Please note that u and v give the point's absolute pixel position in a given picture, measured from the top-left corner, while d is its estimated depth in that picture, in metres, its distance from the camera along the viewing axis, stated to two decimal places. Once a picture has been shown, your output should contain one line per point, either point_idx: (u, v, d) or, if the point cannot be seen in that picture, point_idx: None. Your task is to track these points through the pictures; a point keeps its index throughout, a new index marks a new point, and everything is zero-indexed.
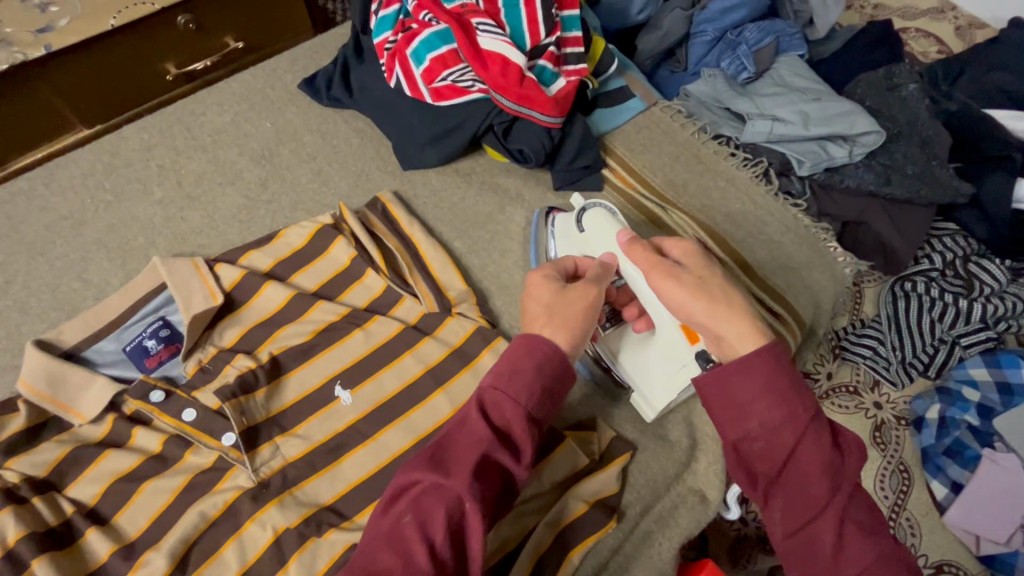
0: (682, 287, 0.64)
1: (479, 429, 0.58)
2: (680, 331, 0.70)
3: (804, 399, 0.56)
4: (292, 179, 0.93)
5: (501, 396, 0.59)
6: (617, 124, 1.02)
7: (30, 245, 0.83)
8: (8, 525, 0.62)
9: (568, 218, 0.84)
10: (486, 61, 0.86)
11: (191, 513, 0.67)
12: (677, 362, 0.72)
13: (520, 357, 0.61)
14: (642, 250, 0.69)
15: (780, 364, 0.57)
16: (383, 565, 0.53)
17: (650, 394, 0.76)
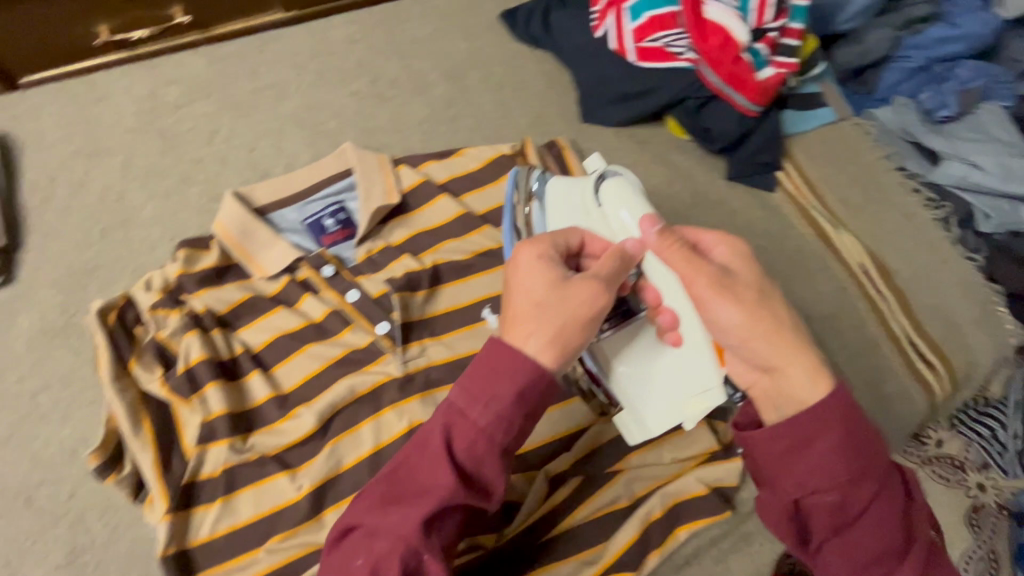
0: (738, 303, 0.53)
1: (442, 472, 0.48)
2: (711, 351, 0.59)
3: (875, 455, 0.49)
4: (475, 104, 0.93)
5: (471, 426, 0.48)
6: (801, 129, 0.97)
7: (236, 103, 0.87)
8: (193, 347, 0.68)
9: (581, 183, 0.68)
10: (706, 31, 0.84)
11: (341, 384, 0.70)
12: (697, 383, 0.61)
13: (500, 378, 0.49)
14: (677, 247, 0.55)
15: (855, 414, 0.50)
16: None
17: (650, 417, 0.64)
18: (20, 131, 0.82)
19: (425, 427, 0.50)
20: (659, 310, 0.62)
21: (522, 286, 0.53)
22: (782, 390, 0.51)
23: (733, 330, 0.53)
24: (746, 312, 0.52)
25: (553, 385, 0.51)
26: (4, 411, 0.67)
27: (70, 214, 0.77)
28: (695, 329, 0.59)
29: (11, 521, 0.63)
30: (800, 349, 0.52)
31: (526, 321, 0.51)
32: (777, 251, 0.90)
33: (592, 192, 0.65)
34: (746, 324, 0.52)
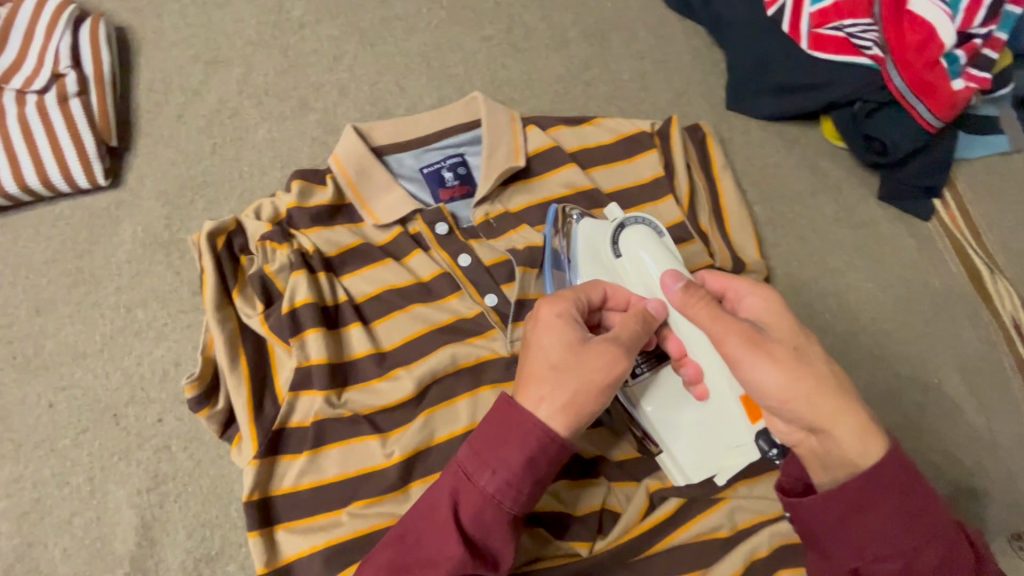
0: (776, 363, 0.48)
1: (449, 543, 0.46)
2: (740, 405, 0.56)
3: (939, 520, 0.45)
4: (613, 71, 0.85)
5: (477, 493, 0.46)
6: (970, 155, 0.85)
7: (363, 31, 0.80)
8: (300, 288, 0.63)
9: (600, 226, 0.64)
10: (904, 28, 0.74)
11: (445, 352, 0.64)
12: (730, 437, 0.58)
13: (507, 445, 0.46)
14: (704, 303, 0.52)
15: (911, 477, 0.45)
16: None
17: (686, 465, 0.61)
18: (139, 25, 0.76)
19: (431, 494, 0.48)
20: (683, 361, 0.59)
21: (540, 344, 0.51)
22: (830, 452, 0.46)
23: (772, 391, 0.48)
24: (785, 373, 0.48)
25: (565, 452, 0.48)
26: (99, 320, 0.63)
27: (182, 124, 0.72)
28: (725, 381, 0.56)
29: (97, 436, 0.60)
30: (847, 408, 0.47)
31: (544, 380, 0.49)
32: (923, 287, 0.81)
33: (611, 241, 0.62)
34: (786, 384, 0.48)
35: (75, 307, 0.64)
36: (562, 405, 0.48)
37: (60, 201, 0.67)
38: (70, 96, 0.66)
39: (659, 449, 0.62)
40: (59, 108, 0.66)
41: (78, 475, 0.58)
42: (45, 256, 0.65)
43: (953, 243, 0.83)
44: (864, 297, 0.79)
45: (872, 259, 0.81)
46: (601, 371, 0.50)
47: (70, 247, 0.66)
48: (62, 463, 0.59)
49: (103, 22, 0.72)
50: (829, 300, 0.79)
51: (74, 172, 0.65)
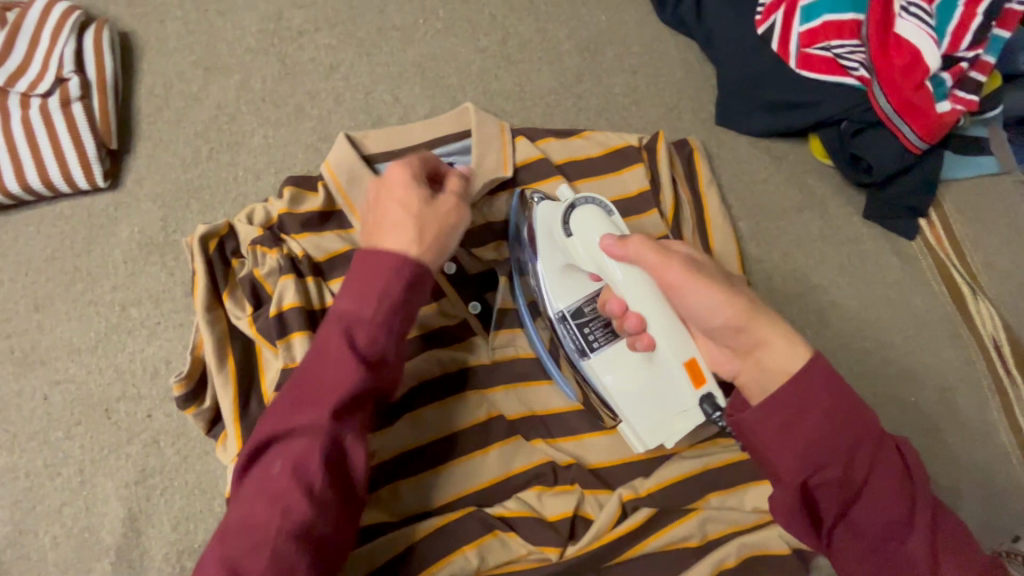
0: (715, 286, 0.53)
1: (345, 364, 0.49)
2: (685, 370, 0.59)
3: (864, 419, 0.48)
4: (605, 84, 0.86)
5: (364, 319, 0.50)
6: (957, 176, 0.86)
7: (360, 40, 0.82)
8: (288, 292, 0.64)
9: (551, 207, 0.64)
10: (890, 51, 0.75)
11: (430, 357, 0.68)
12: (676, 404, 0.61)
13: (382, 271, 0.51)
14: (642, 238, 0.57)
15: (837, 382, 0.48)
16: (254, 520, 0.46)
17: (640, 430, 0.63)
18: (143, 31, 0.78)
19: (322, 336, 0.51)
20: (626, 315, 0.60)
21: (390, 197, 0.57)
22: (766, 365, 0.50)
23: (716, 315, 0.52)
24: (723, 295, 0.52)
25: (434, 274, 0.55)
26: (94, 317, 0.66)
27: (180, 128, 0.74)
28: (674, 340, 0.59)
29: (89, 429, 0.62)
30: (774, 320, 0.52)
31: (399, 224, 0.54)
32: (906, 306, 0.81)
33: (562, 221, 0.62)
34: (728, 303, 0.52)
35: (71, 304, 0.66)
36: (420, 242, 0.54)
37: (61, 201, 0.69)
38: (72, 101, 0.69)
39: (620, 420, 0.65)
40: (62, 111, 0.68)
41: (69, 466, 0.61)
42: (45, 254, 0.68)
43: (937, 262, 0.84)
44: (846, 313, 0.80)
45: (855, 276, 0.82)
46: (449, 218, 0.57)
47: (69, 246, 0.68)
48: (55, 454, 0.61)
49: (107, 28, 0.74)
50: (810, 315, 0.80)
51: (74, 174, 0.68)
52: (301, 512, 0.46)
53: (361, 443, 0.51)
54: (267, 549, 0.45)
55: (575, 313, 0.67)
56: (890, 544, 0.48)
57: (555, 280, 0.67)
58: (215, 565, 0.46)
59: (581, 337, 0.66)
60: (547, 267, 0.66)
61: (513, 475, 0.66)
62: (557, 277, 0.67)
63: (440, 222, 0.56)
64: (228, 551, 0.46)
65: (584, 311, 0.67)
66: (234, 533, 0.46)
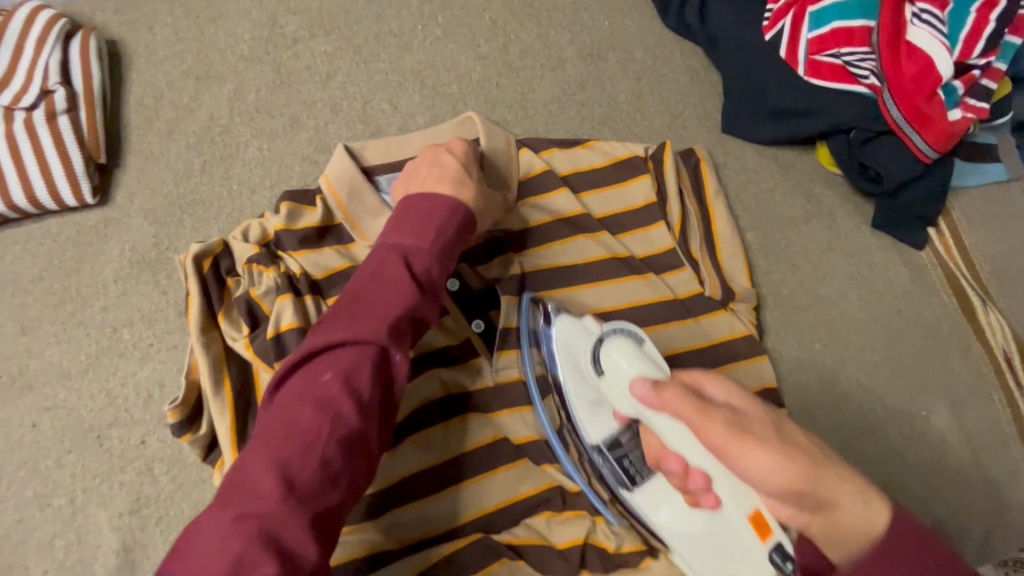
0: (767, 448, 0.46)
1: (402, 281, 0.53)
2: (749, 523, 0.54)
3: None
4: (609, 92, 0.84)
5: (419, 248, 0.57)
6: (965, 184, 0.84)
7: (357, 48, 0.80)
8: (286, 312, 0.62)
9: (581, 340, 0.63)
10: (901, 59, 0.73)
11: (433, 378, 0.66)
12: (740, 555, 0.56)
13: (435, 210, 0.59)
14: (676, 394, 0.51)
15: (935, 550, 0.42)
16: (302, 423, 0.45)
17: (700, 570, 0.59)
18: (131, 39, 0.75)
19: (379, 264, 0.55)
20: (688, 474, 0.55)
21: (448, 156, 0.66)
22: (841, 528, 0.45)
23: (774, 479, 0.46)
24: (776, 456, 0.45)
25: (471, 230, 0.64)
26: (84, 340, 0.63)
27: (172, 141, 0.72)
28: (734, 493, 0.54)
29: (80, 457, 0.60)
30: (844, 478, 0.45)
31: (456, 181, 0.64)
32: (915, 317, 0.80)
33: (592, 359, 0.61)
34: (784, 468, 0.45)
35: (60, 326, 0.64)
36: (472, 198, 0.63)
37: (48, 217, 0.67)
38: (58, 113, 0.66)
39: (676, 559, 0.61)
40: (48, 125, 0.65)
41: (60, 496, 0.58)
42: (33, 273, 0.65)
43: (946, 272, 0.82)
44: (855, 326, 0.79)
45: (864, 287, 0.81)
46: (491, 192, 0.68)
47: (57, 265, 0.66)
48: (45, 484, 0.59)
49: (94, 36, 0.71)
50: (819, 328, 0.78)
51: (62, 190, 0.65)
52: (352, 418, 0.46)
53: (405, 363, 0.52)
54: (317, 449, 0.44)
55: (611, 446, 0.63)
56: None
57: (588, 415, 0.64)
58: (256, 469, 0.43)
59: (620, 470, 0.63)
60: (581, 402, 0.64)
61: (521, 500, 0.65)
62: (590, 412, 0.64)
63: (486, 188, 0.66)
64: (273, 451, 0.43)
65: (621, 444, 0.63)
66: (277, 438, 0.44)
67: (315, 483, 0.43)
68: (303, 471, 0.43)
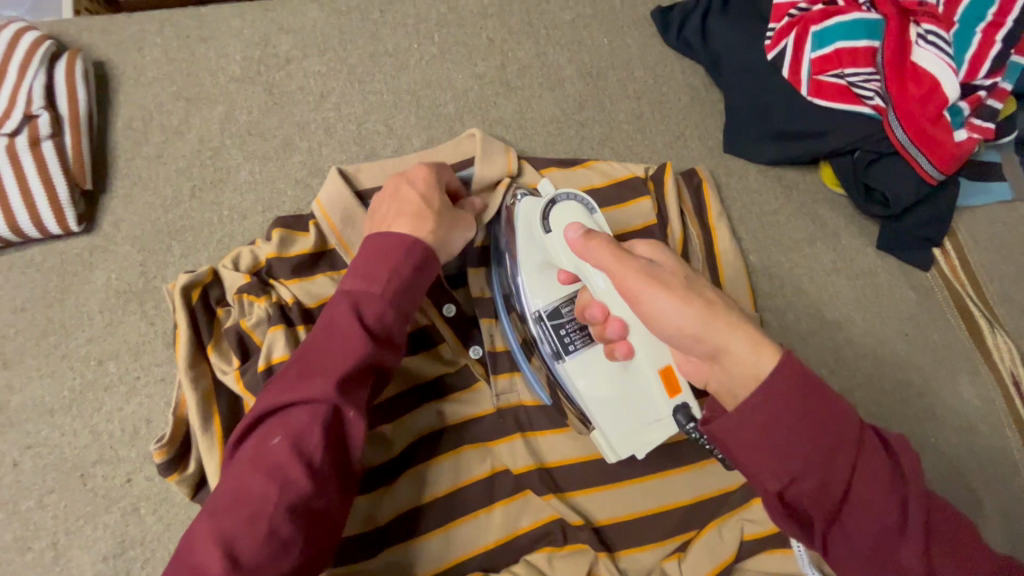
0: (672, 292, 0.48)
1: (354, 334, 0.52)
2: (660, 379, 0.59)
3: (834, 411, 0.43)
4: (609, 111, 0.83)
5: (373, 293, 0.54)
6: (970, 204, 0.82)
7: (351, 68, 0.78)
8: (277, 344, 0.60)
9: (533, 203, 0.64)
10: (907, 80, 0.72)
11: (429, 410, 0.65)
12: (651, 411, 0.61)
13: (392, 250, 0.57)
14: (602, 243, 0.53)
15: (799, 377, 0.43)
16: (250, 494, 0.46)
17: (611, 435, 0.61)
18: (119, 60, 0.73)
19: (331, 313, 0.53)
20: (608, 322, 0.59)
21: (409, 189, 0.62)
22: (732, 373, 0.46)
23: (675, 322, 0.48)
24: (681, 302, 0.47)
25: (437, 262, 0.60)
26: (68, 373, 0.61)
27: (160, 164, 0.70)
28: (648, 347, 0.59)
29: (63, 497, 0.57)
30: (737, 326, 0.46)
31: (415, 216, 0.60)
32: (921, 340, 0.78)
33: (541, 217, 0.62)
34: (684, 312, 0.47)
35: (44, 358, 0.61)
36: (431, 232, 0.60)
37: (32, 246, 0.65)
38: (42, 139, 0.64)
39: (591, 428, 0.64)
40: (31, 151, 0.63)
41: (42, 539, 0.56)
42: (15, 304, 0.63)
43: (952, 294, 0.81)
44: (861, 350, 0.77)
45: (870, 311, 0.79)
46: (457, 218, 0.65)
47: (41, 295, 0.64)
48: (25, 526, 0.56)
49: (81, 58, 0.69)
50: (824, 352, 0.77)
51: (45, 218, 0.63)
52: (301, 485, 0.47)
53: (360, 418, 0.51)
54: (264, 521, 0.45)
55: (552, 313, 0.65)
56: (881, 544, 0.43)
57: (531, 282, 0.65)
58: (206, 541, 0.44)
59: (557, 339, 0.64)
60: (526, 265, 0.65)
61: (521, 534, 0.63)
62: (535, 277, 0.65)
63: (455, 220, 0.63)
64: (223, 523, 0.44)
65: (561, 313, 0.65)
66: (226, 510, 0.45)
67: (263, 556, 0.44)
68: (252, 543, 0.44)
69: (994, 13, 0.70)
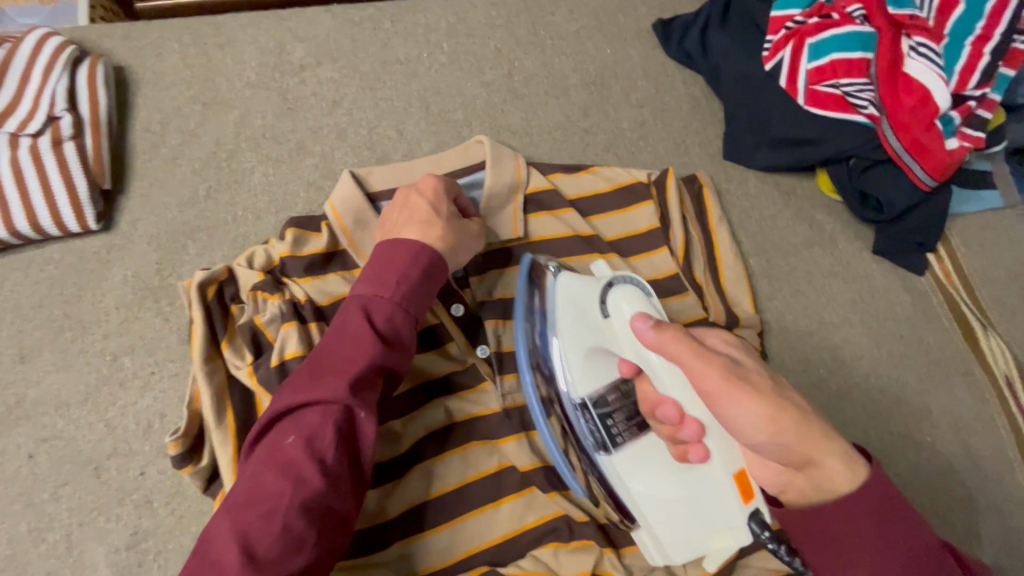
0: (761, 398, 0.50)
1: (365, 338, 0.54)
2: (733, 483, 0.54)
3: (913, 542, 0.48)
4: (612, 119, 0.85)
5: (383, 299, 0.57)
6: (961, 211, 0.84)
7: (363, 75, 0.80)
8: (290, 340, 0.61)
9: (585, 285, 0.61)
10: (901, 90, 0.75)
11: (437, 407, 0.66)
12: (720, 519, 0.56)
13: (399, 258, 0.59)
14: (684, 342, 0.53)
15: (881, 508, 0.48)
16: (266, 491, 0.47)
17: (668, 538, 0.59)
18: (138, 65, 0.76)
19: (342, 319, 0.55)
20: (683, 422, 0.55)
21: (417, 199, 0.65)
22: (817, 485, 0.50)
23: (761, 430, 0.50)
24: (768, 408, 0.50)
25: (445, 268, 0.63)
26: (84, 368, 0.62)
27: (177, 166, 0.72)
28: (724, 447, 0.54)
29: (77, 490, 0.58)
30: (829, 438, 0.50)
31: (424, 224, 0.63)
32: (917, 343, 0.80)
33: (598, 302, 0.59)
34: (775, 420, 0.49)
35: (61, 353, 0.63)
36: (440, 236, 0.63)
37: (51, 243, 0.66)
38: (65, 140, 0.66)
39: (641, 527, 0.61)
40: (53, 152, 0.65)
41: (55, 531, 0.57)
42: (33, 300, 0.64)
43: (946, 298, 0.83)
44: (858, 352, 0.79)
45: (866, 314, 0.81)
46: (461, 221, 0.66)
47: (58, 292, 0.65)
48: (39, 517, 0.57)
49: (103, 63, 0.71)
50: (823, 354, 0.78)
51: (65, 217, 0.65)
52: (315, 483, 0.48)
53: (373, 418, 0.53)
54: (279, 518, 0.46)
55: (597, 403, 0.61)
56: None
57: (577, 368, 0.61)
58: (222, 539, 0.45)
59: (605, 431, 0.60)
60: (573, 353, 0.61)
61: (527, 530, 0.63)
62: (579, 365, 0.61)
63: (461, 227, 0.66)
64: (239, 520, 0.46)
65: (607, 402, 0.61)
66: (241, 507, 0.46)
67: (277, 552, 0.45)
68: (266, 539, 0.45)
69: (981, 27, 0.73)
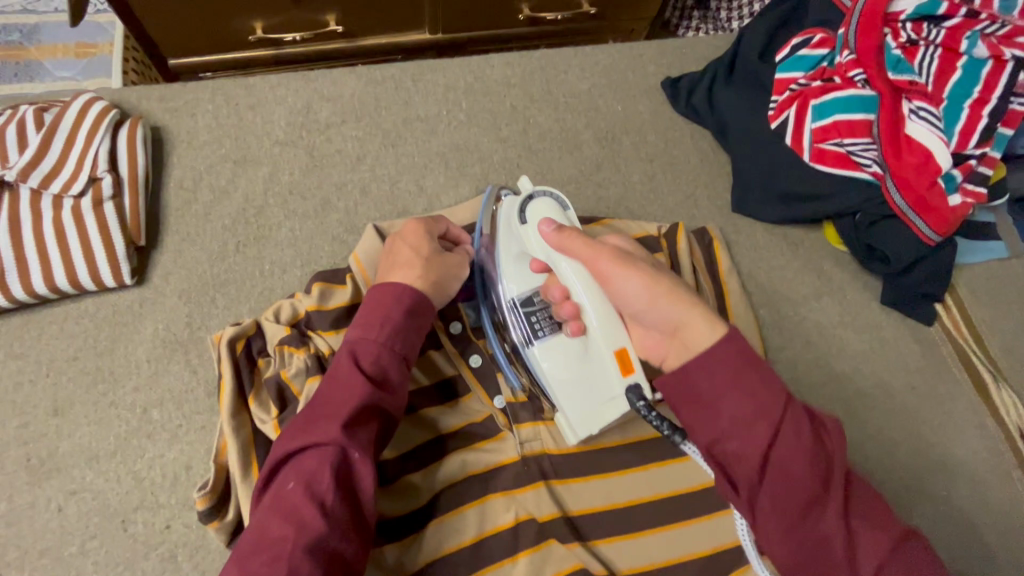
0: (636, 271, 0.59)
1: (353, 379, 0.56)
2: (615, 360, 0.63)
3: (766, 383, 0.52)
4: (624, 173, 0.88)
5: (368, 340, 0.59)
6: (968, 261, 0.85)
7: (386, 133, 0.84)
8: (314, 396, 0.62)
9: (510, 199, 0.70)
10: (903, 149, 0.78)
11: (455, 457, 0.68)
12: (605, 390, 0.64)
13: (382, 302, 0.61)
14: (576, 236, 0.63)
15: (742, 355, 0.53)
16: (271, 538, 0.48)
17: (569, 413, 0.65)
18: (174, 126, 0.80)
19: (332, 366, 0.58)
20: (567, 304, 0.65)
21: (401, 244, 0.67)
22: (689, 343, 0.56)
23: (642, 296, 0.59)
24: (645, 280, 0.59)
25: (432, 308, 0.65)
26: (115, 422, 0.64)
27: (208, 221, 0.75)
28: (607, 329, 0.63)
29: (104, 544, 0.59)
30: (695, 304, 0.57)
31: (404, 267, 0.65)
32: (929, 394, 0.81)
33: (518, 210, 0.68)
34: (652, 290, 0.58)
35: (92, 407, 0.65)
36: (421, 277, 0.65)
37: (86, 298, 0.69)
38: (105, 200, 0.69)
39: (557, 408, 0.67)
40: (94, 212, 0.68)
41: None
42: (68, 354, 0.67)
43: (956, 349, 0.84)
44: (870, 403, 0.80)
45: (877, 364, 0.82)
46: (453, 267, 0.68)
47: (93, 345, 0.67)
48: (67, 572, 0.58)
49: (140, 126, 0.75)
50: (836, 404, 0.79)
51: (102, 273, 0.68)
52: (315, 525, 0.49)
53: (370, 455, 0.54)
54: (283, 562, 0.47)
55: (525, 301, 0.68)
56: (807, 522, 0.49)
57: (508, 270, 0.69)
58: None
59: (527, 325, 0.67)
60: (502, 255, 0.69)
61: None
62: (510, 265, 0.69)
63: (449, 268, 0.67)
64: (249, 567, 0.47)
65: (533, 301, 0.68)
66: (250, 555, 0.48)
67: None
68: None
69: (979, 91, 0.76)
